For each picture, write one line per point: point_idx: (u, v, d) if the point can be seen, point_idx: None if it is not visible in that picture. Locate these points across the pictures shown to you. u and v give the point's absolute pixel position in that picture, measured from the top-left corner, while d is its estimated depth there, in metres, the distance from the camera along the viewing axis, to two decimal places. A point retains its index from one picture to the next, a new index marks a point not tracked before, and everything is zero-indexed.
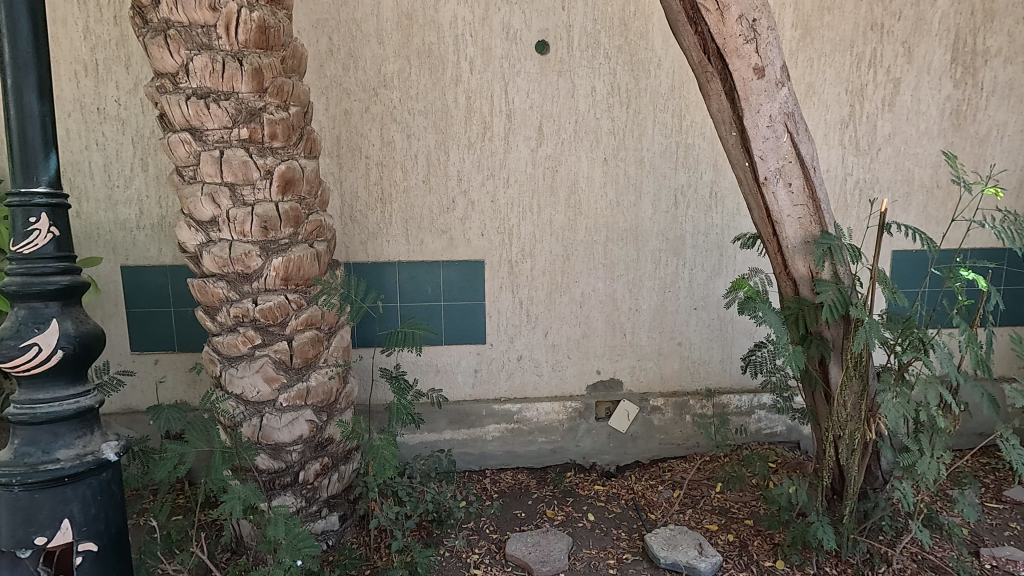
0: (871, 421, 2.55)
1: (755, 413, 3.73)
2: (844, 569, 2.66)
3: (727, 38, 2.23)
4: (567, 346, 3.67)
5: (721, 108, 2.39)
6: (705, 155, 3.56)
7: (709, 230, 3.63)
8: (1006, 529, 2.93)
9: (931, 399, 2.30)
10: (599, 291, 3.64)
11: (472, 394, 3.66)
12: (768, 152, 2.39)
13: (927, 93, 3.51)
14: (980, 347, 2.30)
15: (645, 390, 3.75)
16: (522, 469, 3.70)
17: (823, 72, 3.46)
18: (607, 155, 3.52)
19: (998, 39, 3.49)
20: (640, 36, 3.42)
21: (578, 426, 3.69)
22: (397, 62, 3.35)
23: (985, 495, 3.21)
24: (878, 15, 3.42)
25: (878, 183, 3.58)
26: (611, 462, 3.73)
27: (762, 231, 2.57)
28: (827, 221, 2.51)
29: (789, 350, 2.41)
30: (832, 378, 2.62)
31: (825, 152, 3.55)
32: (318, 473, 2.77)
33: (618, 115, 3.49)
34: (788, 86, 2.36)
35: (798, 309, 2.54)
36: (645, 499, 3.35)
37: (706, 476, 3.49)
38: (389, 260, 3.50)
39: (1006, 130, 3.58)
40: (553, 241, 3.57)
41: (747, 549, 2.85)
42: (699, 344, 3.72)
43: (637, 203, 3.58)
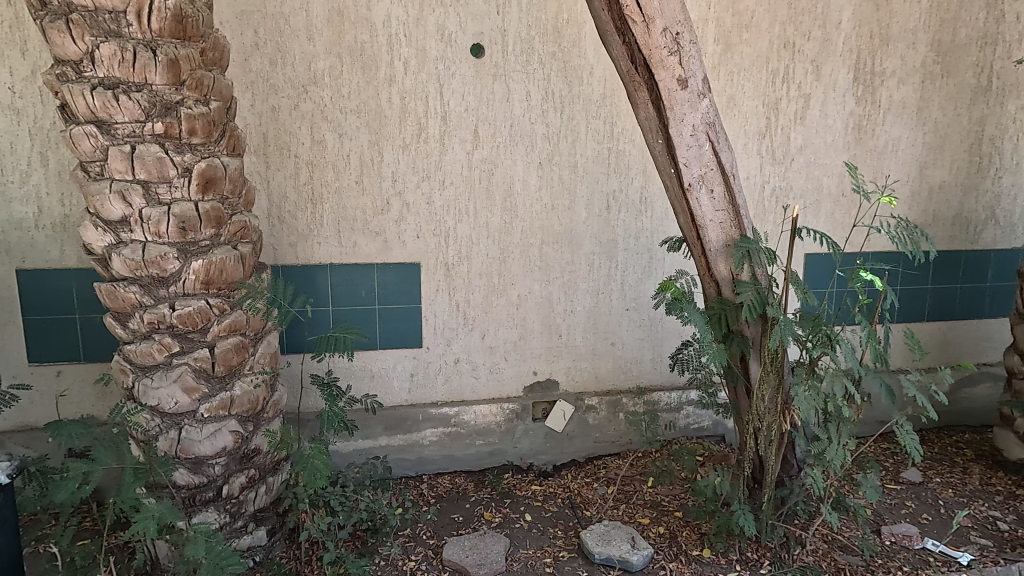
0: (786, 413, 2.72)
1: (684, 409, 3.89)
2: (763, 554, 2.82)
3: (653, 50, 2.33)
4: (504, 348, 3.69)
5: (648, 116, 2.48)
6: (635, 162, 3.69)
7: (640, 234, 3.76)
8: (903, 507, 3.22)
9: (838, 391, 2.49)
10: (535, 293, 3.68)
11: (408, 399, 3.61)
12: (692, 159, 2.50)
13: (834, 109, 3.81)
14: (879, 342, 2.52)
15: (580, 390, 3.82)
16: (459, 473, 3.68)
17: (743, 85, 3.68)
18: (542, 160, 3.58)
19: (893, 61, 3.83)
20: (574, 43, 3.50)
21: (515, 428, 3.72)
22: (328, 59, 3.26)
23: (886, 477, 3.50)
24: (790, 35, 3.68)
25: (792, 191, 3.84)
26: (548, 462, 3.78)
27: (688, 235, 2.69)
28: (746, 225, 2.65)
29: (713, 348, 2.54)
30: (752, 373, 2.77)
31: (744, 160, 3.77)
32: (243, 486, 2.64)
33: (553, 120, 3.56)
34: (709, 97, 2.48)
35: (721, 309, 2.67)
36: (581, 497, 3.41)
37: (638, 472, 3.61)
38: (320, 263, 3.40)
39: (901, 145, 3.93)
40: (489, 243, 3.58)
41: (676, 540, 2.96)
42: (631, 344, 3.85)
43: (572, 207, 3.65)
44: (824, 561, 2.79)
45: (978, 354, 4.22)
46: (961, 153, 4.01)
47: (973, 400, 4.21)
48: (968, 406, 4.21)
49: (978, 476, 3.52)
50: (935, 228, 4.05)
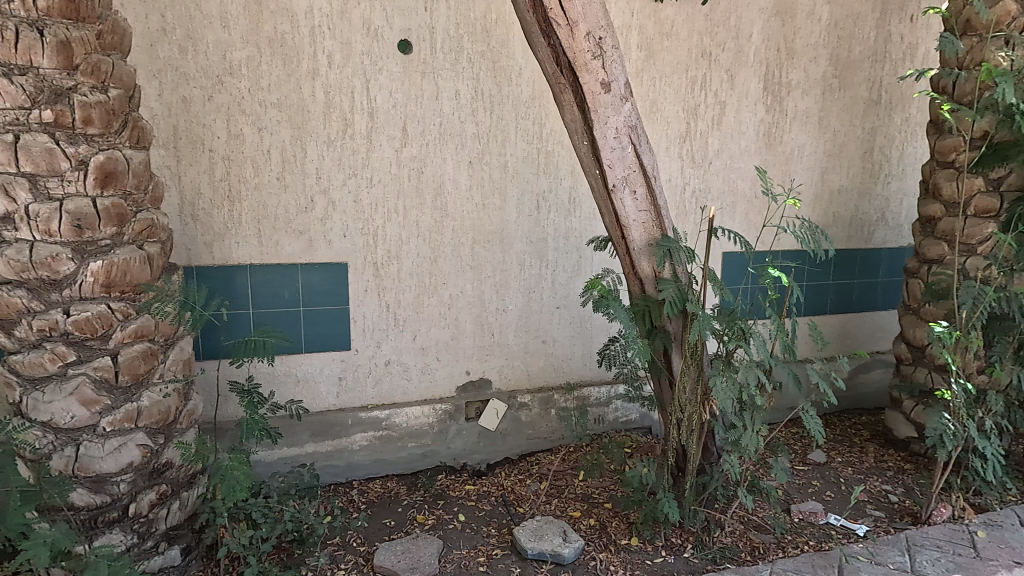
0: (706, 403, 2.87)
1: (613, 403, 4.01)
2: (687, 538, 2.96)
3: (577, 53, 2.38)
4: (437, 348, 3.65)
5: (573, 118, 2.54)
6: (564, 163, 3.77)
7: (569, 233, 3.84)
8: (809, 486, 3.48)
9: (751, 381, 2.65)
10: (467, 293, 3.67)
11: (336, 403, 3.50)
12: (615, 161, 2.58)
13: (746, 116, 4.06)
14: (787, 334, 2.71)
15: (513, 388, 3.85)
16: (391, 476, 3.61)
17: (664, 91, 3.84)
18: (472, 159, 3.57)
19: (797, 73, 4.13)
20: (502, 43, 3.52)
21: (448, 429, 3.69)
22: (245, 49, 3.09)
23: (795, 460, 3.77)
24: (707, 45, 3.88)
25: (710, 192, 4.05)
26: (481, 461, 3.78)
27: (613, 234, 2.77)
28: (667, 225, 2.76)
29: (637, 343, 2.64)
30: (674, 367, 2.89)
31: (666, 163, 3.93)
32: (154, 503, 2.46)
33: (483, 119, 3.56)
34: (631, 101, 2.56)
35: (645, 306, 2.78)
36: (514, 494, 3.44)
37: (569, 466, 3.69)
38: (238, 263, 3.22)
39: (805, 151, 4.25)
40: (419, 243, 3.53)
41: (606, 531, 3.05)
42: (562, 341, 3.92)
43: (502, 207, 3.68)
44: (741, 541, 2.97)
45: (872, 343, 4.63)
46: (856, 160, 4.38)
47: (868, 385, 4.62)
48: (865, 390, 4.61)
49: (873, 454, 3.87)
50: (835, 229, 4.40)
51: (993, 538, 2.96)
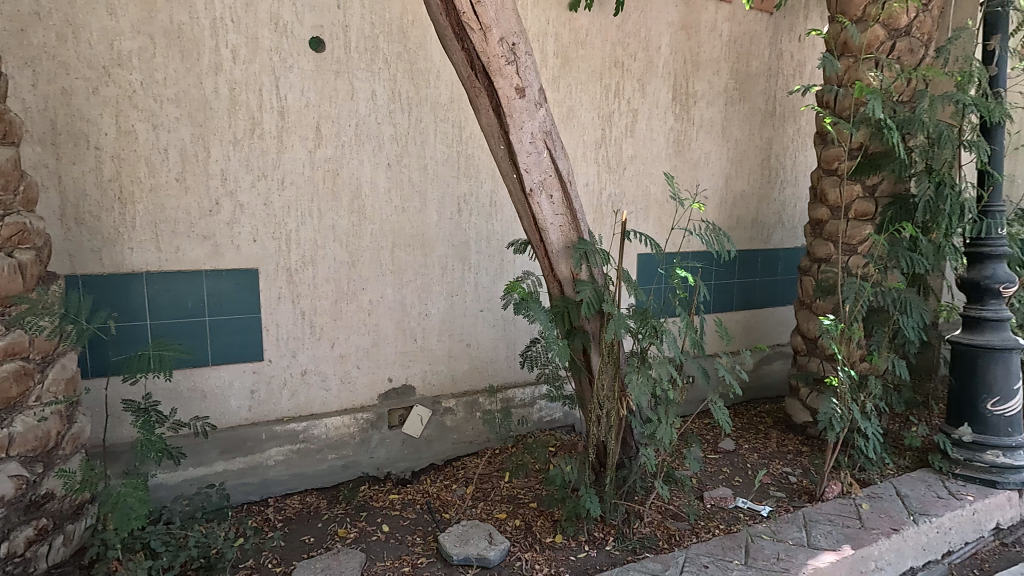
0: (623, 399, 2.97)
1: (537, 403, 4.06)
2: (608, 532, 3.05)
3: (491, 58, 2.40)
4: (357, 356, 3.55)
5: (490, 122, 2.55)
6: (485, 166, 3.78)
7: (491, 237, 3.86)
8: (720, 473, 3.71)
9: (665, 376, 2.78)
10: (387, 298, 3.59)
11: (249, 418, 3.31)
12: (532, 166, 2.62)
13: (657, 124, 4.27)
14: (695, 331, 2.87)
15: (437, 393, 3.81)
16: (311, 491, 3.46)
17: (580, 98, 3.95)
18: (390, 161, 3.50)
19: (702, 85, 4.40)
20: (419, 45, 3.49)
21: (371, 438, 3.59)
22: (136, 38, 2.86)
23: (707, 449, 4.00)
24: (619, 55, 4.04)
25: (625, 197, 4.22)
26: (406, 469, 3.71)
27: (531, 237, 2.81)
28: (583, 228, 2.84)
29: (557, 344, 2.69)
30: (593, 365, 2.98)
31: (584, 168, 4.05)
32: (32, 540, 2.21)
33: (401, 121, 3.50)
34: (546, 107, 2.61)
35: (565, 307, 2.84)
36: (440, 500, 3.40)
37: (495, 469, 3.70)
38: (132, 271, 2.97)
39: (711, 158, 4.52)
40: (336, 247, 3.42)
41: (531, 530, 3.09)
42: (486, 344, 3.93)
43: (423, 210, 3.63)
44: (659, 530, 3.10)
45: (773, 336, 5.00)
46: (755, 167, 4.72)
47: (771, 376, 4.98)
48: (768, 381, 4.97)
49: (775, 439, 4.17)
50: (738, 231, 4.72)
51: (875, 508, 3.22)
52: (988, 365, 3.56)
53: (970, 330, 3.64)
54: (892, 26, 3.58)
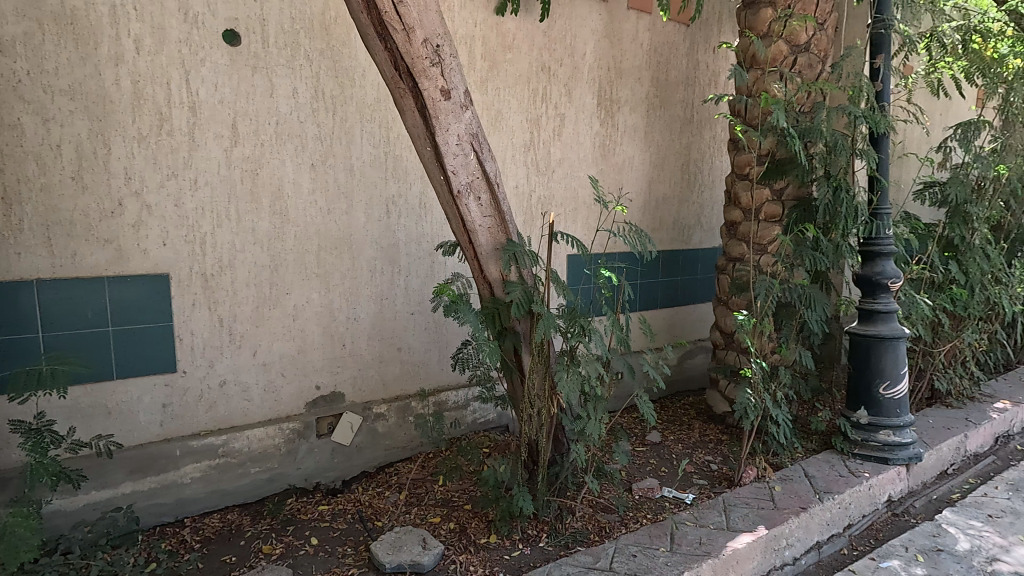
0: (553, 397, 3.03)
1: (470, 405, 4.06)
2: (542, 528, 3.10)
3: (415, 59, 2.38)
4: (281, 364, 3.40)
5: (415, 123, 2.53)
6: (414, 167, 3.74)
7: (421, 238, 3.82)
8: (647, 465, 3.87)
9: (593, 374, 2.86)
10: (313, 302, 3.47)
11: (161, 434, 3.09)
12: (459, 168, 2.62)
13: (583, 128, 4.39)
14: (621, 329, 2.97)
15: (368, 399, 3.72)
16: (232, 508, 3.29)
17: (508, 101, 4.00)
18: (314, 161, 3.39)
19: (626, 92, 4.57)
20: (343, 43, 3.40)
21: (298, 448, 3.46)
22: (21, 23, 2.61)
23: (635, 442, 4.16)
24: (546, 60, 4.12)
25: (554, 199, 4.31)
26: (336, 478, 3.60)
27: (460, 239, 2.81)
28: (512, 230, 2.86)
29: (488, 345, 2.70)
30: (524, 365, 3.01)
31: (513, 170, 4.09)
32: None
33: (324, 120, 3.40)
34: (472, 109, 2.62)
35: (495, 308, 2.85)
36: (372, 509, 3.33)
37: (429, 473, 3.66)
38: (21, 279, 2.71)
39: (635, 162, 4.70)
40: (256, 250, 3.26)
41: (466, 532, 3.08)
42: (418, 347, 3.88)
43: (350, 211, 3.54)
44: (590, 523, 3.19)
45: (694, 332, 5.27)
46: (676, 171, 4.96)
47: (693, 369, 5.24)
48: (691, 374, 5.22)
49: (698, 429, 4.40)
50: (661, 232, 4.93)
51: (786, 490, 3.47)
52: (879, 353, 3.91)
53: (865, 321, 3.99)
54: (793, 42, 3.87)
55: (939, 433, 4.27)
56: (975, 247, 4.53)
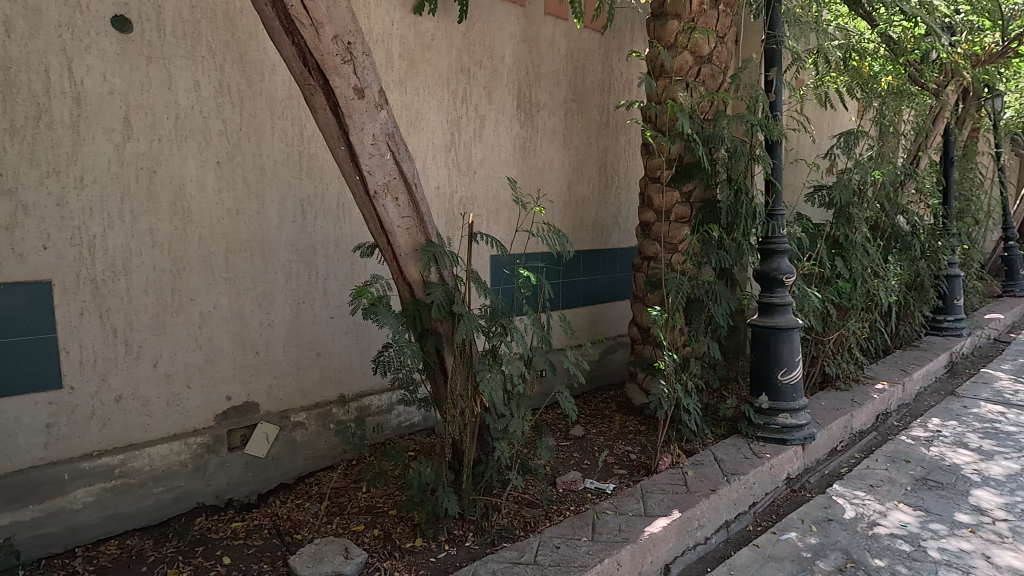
0: (477, 397, 3.05)
1: (395, 409, 3.99)
2: (468, 528, 3.11)
3: (325, 56, 2.32)
4: (186, 375, 3.18)
5: (327, 122, 2.47)
6: (330, 167, 3.63)
7: (339, 240, 3.72)
8: (570, 458, 3.98)
9: (516, 372, 2.90)
10: (222, 308, 3.28)
11: (45, 457, 2.80)
12: (375, 168, 2.58)
13: (504, 130, 4.44)
14: (542, 327, 3.03)
15: (285, 408, 3.57)
16: (132, 532, 3.04)
17: (428, 101, 3.97)
18: (221, 159, 3.21)
19: (544, 96, 4.67)
20: (250, 36, 3.25)
21: (207, 464, 3.25)
22: None
23: (559, 438, 4.28)
24: (465, 62, 4.14)
25: (476, 200, 4.33)
26: (251, 493, 3.42)
27: (378, 241, 2.76)
28: (432, 231, 2.84)
29: (409, 347, 2.67)
30: (446, 366, 3.01)
31: (434, 170, 4.07)
32: None
33: (231, 116, 3.22)
34: (387, 108, 2.58)
35: (416, 310, 2.82)
36: (290, 522, 3.19)
37: (352, 480, 3.57)
38: None
39: (554, 165, 4.82)
40: (156, 253, 3.04)
41: (391, 538, 3.03)
42: (338, 352, 3.78)
43: (261, 212, 3.38)
44: (516, 520, 3.24)
45: (613, 328, 5.47)
46: (594, 174, 5.13)
47: (614, 365, 5.44)
48: (612, 369, 5.42)
49: (618, 422, 4.58)
50: (580, 232, 5.08)
51: (698, 474, 3.69)
52: (777, 342, 4.24)
53: (765, 314, 4.30)
54: (697, 53, 4.11)
55: (830, 414, 4.69)
56: (857, 244, 5.02)
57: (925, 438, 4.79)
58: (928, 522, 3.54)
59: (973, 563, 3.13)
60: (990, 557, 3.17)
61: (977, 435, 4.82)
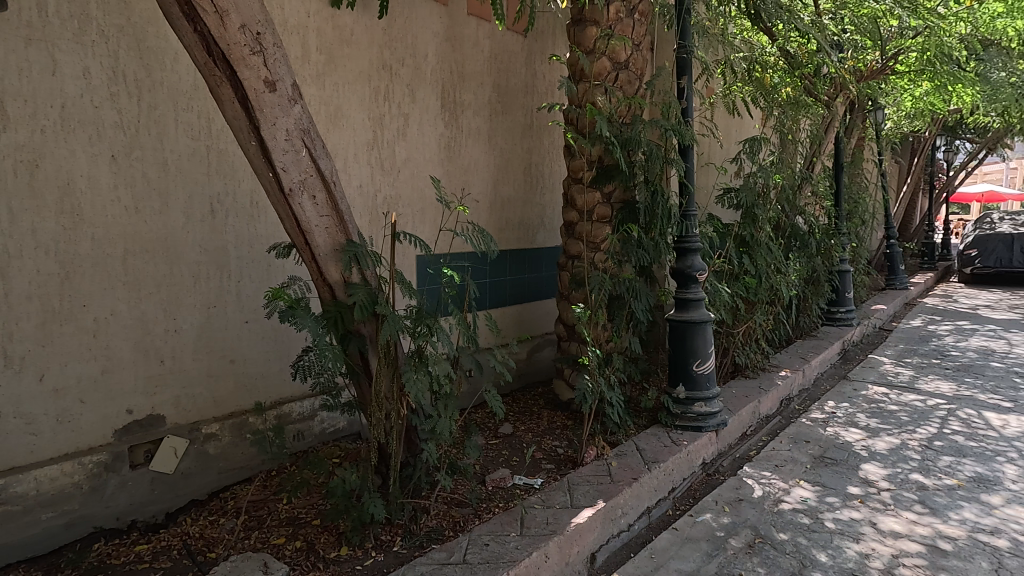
0: (402, 399, 3.01)
1: (317, 415, 3.86)
2: (396, 533, 3.06)
3: (232, 46, 2.21)
4: (79, 388, 2.91)
5: (236, 115, 2.34)
6: (242, 163, 3.45)
7: (254, 240, 3.54)
8: (499, 456, 4.02)
9: (442, 372, 2.88)
10: (121, 315, 3.03)
11: None
12: (290, 165, 2.48)
13: (428, 129, 4.40)
14: (468, 326, 3.02)
15: (195, 419, 3.35)
16: (15, 565, 2.73)
17: (348, 98, 3.87)
18: (116, 153, 2.96)
19: (469, 96, 4.68)
20: (149, 21, 3.02)
21: (106, 484, 2.99)
22: None
23: (488, 436, 4.31)
24: (387, 59, 4.07)
25: (400, 199, 4.26)
26: (158, 512, 3.18)
27: (295, 241, 2.65)
28: (352, 231, 2.77)
29: (330, 351, 2.58)
30: (371, 369, 2.94)
31: (356, 168, 3.97)
32: None
33: (127, 107, 2.99)
34: (302, 103, 2.49)
35: (337, 312, 2.72)
36: (203, 540, 3.00)
37: (272, 492, 3.41)
38: None
39: (480, 165, 4.84)
40: (40, 255, 2.75)
41: (314, 549, 2.92)
42: (254, 358, 3.60)
43: (164, 210, 3.15)
44: (444, 520, 3.22)
45: (540, 326, 5.57)
46: (519, 174, 5.20)
47: (542, 362, 5.54)
48: (539, 366, 5.51)
49: (546, 418, 4.67)
50: (506, 232, 5.13)
51: (621, 464, 3.83)
52: (692, 335, 4.48)
53: (681, 309, 4.53)
54: (614, 59, 4.27)
55: (741, 402, 5.03)
56: (762, 243, 5.41)
57: (822, 419, 5.24)
58: (824, 495, 3.88)
59: (862, 530, 3.46)
60: (876, 524, 3.52)
61: (864, 414, 5.34)
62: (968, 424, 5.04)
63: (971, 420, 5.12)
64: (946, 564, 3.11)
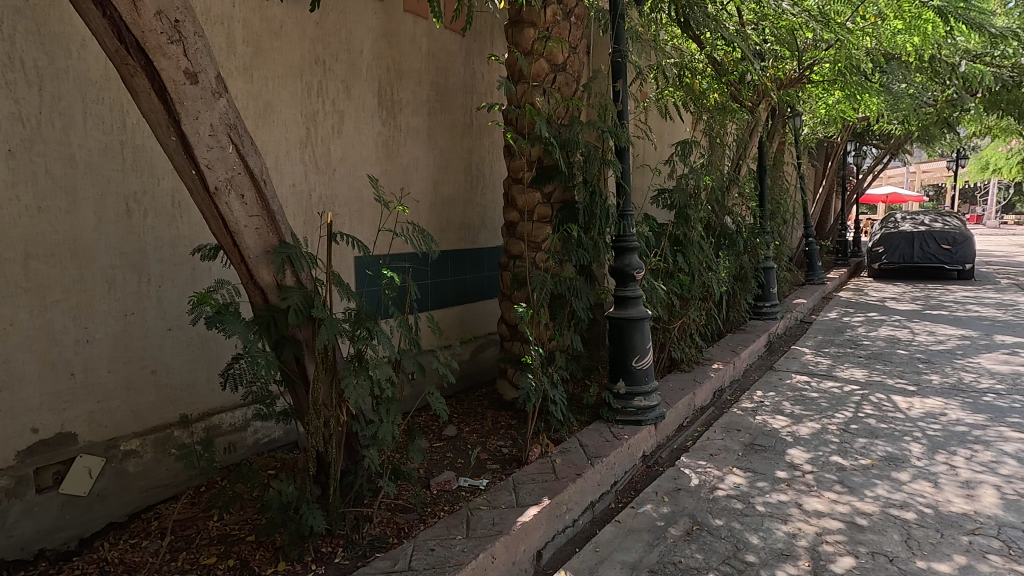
0: (342, 405, 2.92)
1: (251, 425, 3.68)
2: (337, 544, 2.96)
3: (147, 33, 2.06)
4: None
5: (153, 108, 2.18)
6: (161, 160, 3.23)
7: (176, 242, 3.33)
8: (444, 458, 3.99)
9: (383, 377, 2.80)
10: (22, 325, 2.75)
11: None
12: (215, 162, 2.34)
13: (364, 127, 4.29)
14: (410, 328, 2.95)
15: (112, 436, 3.10)
16: None
17: (279, 93, 3.71)
18: (14, 147, 2.69)
19: (407, 94, 4.60)
20: (50, 3, 2.77)
21: (7, 511, 2.71)
22: None
23: (432, 439, 4.26)
24: (319, 53, 3.93)
25: (337, 199, 4.13)
26: (71, 539, 2.92)
27: (222, 242, 2.50)
28: (285, 231, 2.65)
29: (263, 357, 2.45)
30: (307, 375, 2.82)
31: (289, 167, 3.81)
32: None
33: (27, 97, 2.72)
34: (227, 97, 2.36)
35: (271, 318, 2.59)
36: (124, 566, 2.77)
37: (201, 509, 3.21)
38: None
39: (419, 164, 4.77)
40: None
41: (249, 567, 2.77)
42: (178, 368, 3.38)
43: (73, 210, 2.90)
44: (388, 528, 3.15)
45: (483, 327, 5.54)
46: (459, 174, 5.17)
47: (485, 362, 5.53)
48: (483, 366, 5.50)
49: (490, 418, 4.66)
50: (447, 232, 5.08)
51: (565, 461, 3.88)
52: (631, 332, 4.60)
53: (620, 307, 4.64)
54: (552, 61, 4.32)
55: (677, 394, 5.22)
56: (694, 241, 5.64)
57: (751, 408, 5.53)
58: (755, 480, 4.09)
59: (789, 511, 3.67)
60: (801, 504, 3.75)
61: (789, 402, 5.68)
62: (879, 407, 5.47)
63: (881, 403, 5.55)
64: (863, 538, 3.35)
